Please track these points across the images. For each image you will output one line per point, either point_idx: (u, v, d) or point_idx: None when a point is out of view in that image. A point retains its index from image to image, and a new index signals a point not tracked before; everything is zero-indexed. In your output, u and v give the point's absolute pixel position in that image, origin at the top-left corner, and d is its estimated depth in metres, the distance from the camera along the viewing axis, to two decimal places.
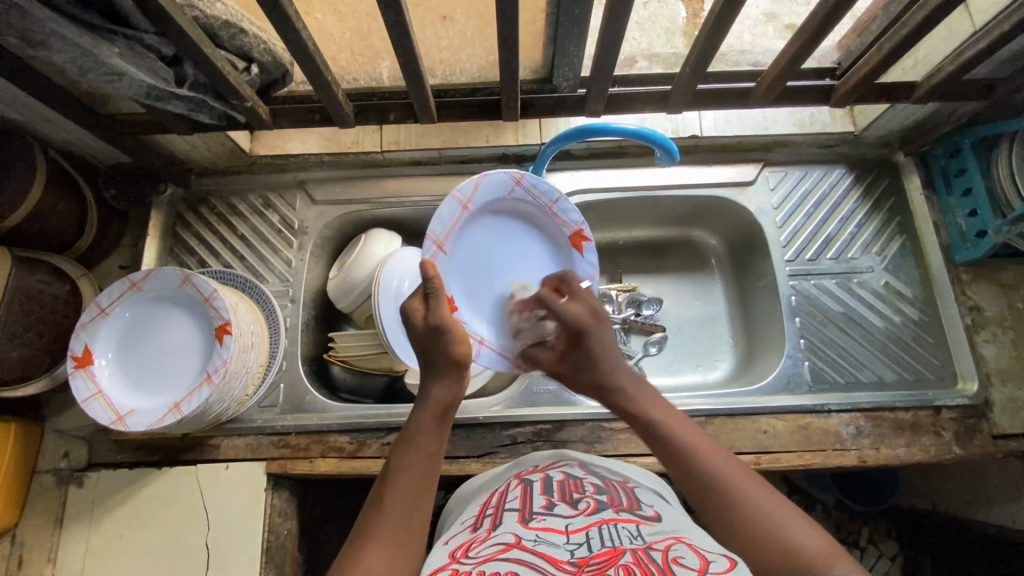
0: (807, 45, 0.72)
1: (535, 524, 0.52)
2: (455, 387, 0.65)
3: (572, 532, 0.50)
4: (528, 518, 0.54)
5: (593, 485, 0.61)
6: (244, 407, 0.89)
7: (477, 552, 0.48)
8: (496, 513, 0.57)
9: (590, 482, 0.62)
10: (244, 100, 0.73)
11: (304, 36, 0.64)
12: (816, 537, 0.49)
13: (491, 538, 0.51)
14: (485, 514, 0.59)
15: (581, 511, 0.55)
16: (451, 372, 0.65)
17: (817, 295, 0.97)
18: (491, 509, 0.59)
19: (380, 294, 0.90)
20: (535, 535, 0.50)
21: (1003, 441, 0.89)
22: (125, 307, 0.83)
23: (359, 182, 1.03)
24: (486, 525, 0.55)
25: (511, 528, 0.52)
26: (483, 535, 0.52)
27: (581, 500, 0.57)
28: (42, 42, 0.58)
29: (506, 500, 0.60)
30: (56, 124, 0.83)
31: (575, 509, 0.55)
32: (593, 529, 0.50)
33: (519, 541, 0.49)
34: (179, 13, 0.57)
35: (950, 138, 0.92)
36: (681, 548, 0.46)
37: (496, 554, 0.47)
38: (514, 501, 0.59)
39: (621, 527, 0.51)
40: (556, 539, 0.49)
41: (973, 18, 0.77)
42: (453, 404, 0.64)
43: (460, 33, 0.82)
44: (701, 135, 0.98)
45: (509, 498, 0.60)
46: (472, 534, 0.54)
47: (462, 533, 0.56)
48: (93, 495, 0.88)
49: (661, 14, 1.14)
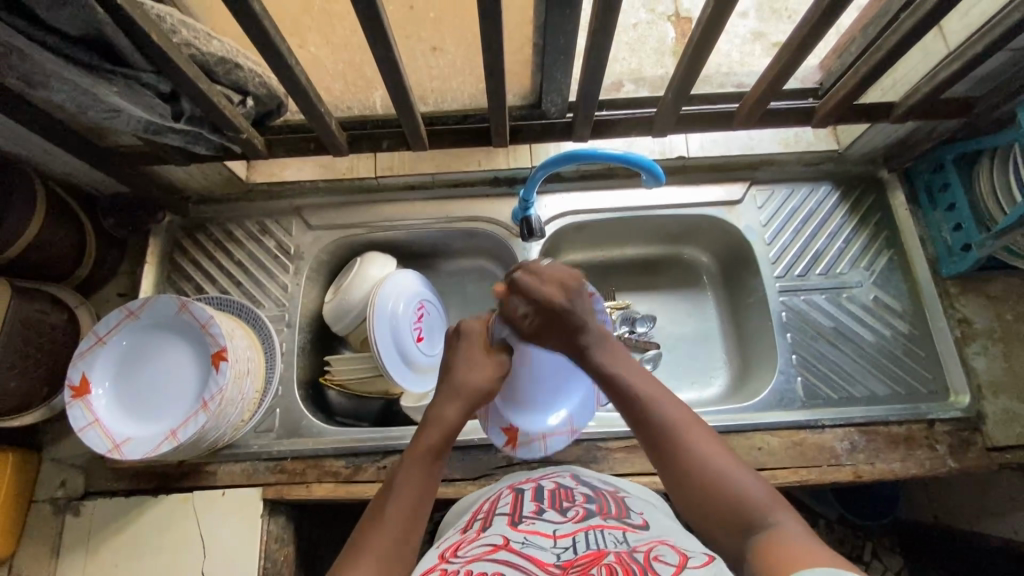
0: (786, 69, 0.74)
1: (524, 528, 0.53)
2: (461, 410, 0.67)
3: (559, 537, 0.51)
4: (518, 522, 0.55)
5: (583, 494, 0.62)
6: (240, 433, 0.89)
7: (466, 551, 0.50)
8: (487, 517, 0.58)
9: (580, 491, 0.63)
10: (240, 131, 0.74)
11: (298, 71, 0.67)
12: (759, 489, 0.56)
13: (480, 539, 0.52)
14: (476, 518, 0.60)
15: (569, 518, 0.56)
16: (460, 398, 0.68)
17: (807, 311, 0.98)
18: (482, 514, 0.60)
19: (376, 316, 0.91)
20: (522, 538, 0.51)
21: (998, 453, 0.89)
22: (122, 334, 0.84)
23: (354, 207, 1.04)
24: (476, 528, 0.56)
25: (501, 530, 0.53)
26: (473, 535, 0.54)
27: (570, 508, 0.58)
28: (42, 83, 0.60)
29: (497, 505, 0.61)
30: (56, 156, 0.85)
31: (564, 516, 0.56)
32: (580, 534, 0.51)
33: (507, 543, 0.50)
34: (175, 53, 0.59)
35: (932, 154, 0.95)
36: (663, 549, 0.48)
37: (484, 554, 0.48)
38: (505, 506, 0.60)
39: (607, 532, 0.52)
40: (543, 543, 0.50)
41: (947, 41, 0.80)
42: (458, 428, 0.66)
43: (451, 62, 0.85)
44: (688, 155, 1.01)
45: (501, 504, 0.61)
46: (462, 536, 0.55)
47: (453, 536, 0.57)
48: (90, 524, 0.88)
49: (649, 34, 1.17)
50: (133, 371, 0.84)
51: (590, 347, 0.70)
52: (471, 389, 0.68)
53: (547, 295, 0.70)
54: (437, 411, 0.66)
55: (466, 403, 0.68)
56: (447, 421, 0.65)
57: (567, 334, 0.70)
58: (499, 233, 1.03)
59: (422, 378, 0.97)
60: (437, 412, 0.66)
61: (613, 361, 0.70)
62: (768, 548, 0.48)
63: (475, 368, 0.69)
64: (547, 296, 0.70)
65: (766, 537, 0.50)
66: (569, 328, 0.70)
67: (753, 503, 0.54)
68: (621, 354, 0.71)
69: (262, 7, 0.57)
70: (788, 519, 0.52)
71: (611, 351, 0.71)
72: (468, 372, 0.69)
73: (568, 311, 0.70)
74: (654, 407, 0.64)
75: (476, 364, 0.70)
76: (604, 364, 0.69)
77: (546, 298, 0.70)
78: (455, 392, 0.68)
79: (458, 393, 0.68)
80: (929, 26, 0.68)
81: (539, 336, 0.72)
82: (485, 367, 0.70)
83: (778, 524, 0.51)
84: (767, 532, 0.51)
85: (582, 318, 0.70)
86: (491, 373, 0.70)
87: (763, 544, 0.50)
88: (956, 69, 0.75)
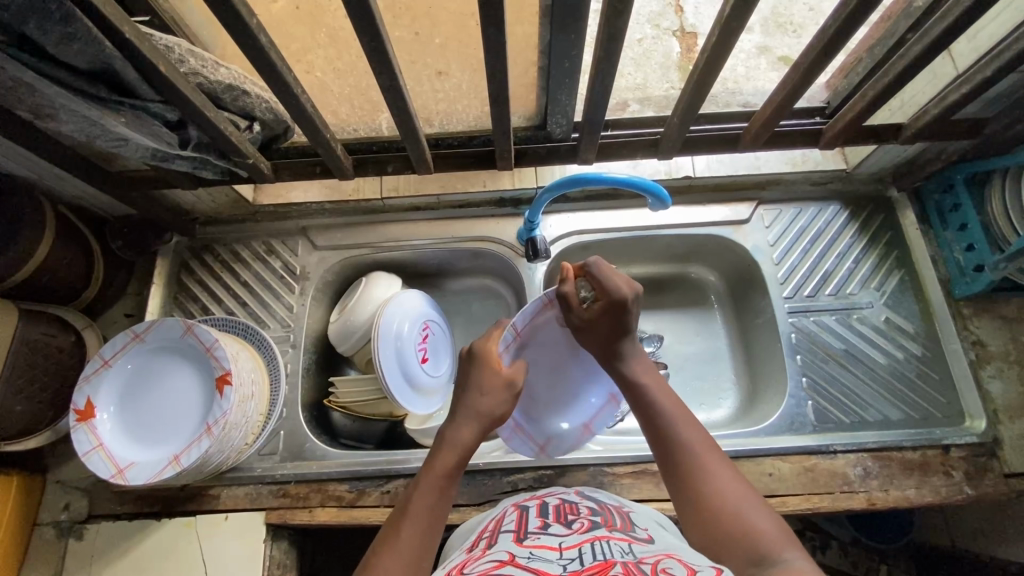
0: (793, 92, 0.74)
1: (529, 542, 0.52)
2: (476, 431, 0.65)
3: (565, 548, 0.50)
4: (523, 537, 0.54)
5: (589, 508, 0.61)
6: (243, 456, 0.89)
7: (473, 568, 0.48)
8: (492, 535, 0.57)
9: (585, 505, 0.62)
10: (246, 157, 0.75)
11: (303, 99, 0.67)
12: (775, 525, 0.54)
13: (485, 556, 0.51)
14: (482, 538, 0.58)
15: (575, 530, 0.55)
16: (471, 417, 0.66)
17: (817, 332, 0.97)
18: (487, 533, 0.59)
19: (380, 338, 0.90)
20: (528, 552, 0.49)
21: (1015, 480, 0.86)
22: (128, 359, 0.84)
23: (359, 228, 1.04)
24: (482, 546, 0.55)
25: (507, 546, 0.52)
26: (479, 553, 0.52)
27: (575, 521, 0.57)
28: (50, 114, 0.60)
29: (502, 523, 0.60)
30: (65, 180, 0.85)
31: (569, 529, 0.55)
32: (585, 546, 0.50)
33: (513, 558, 0.48)
34: (183, 82, 0.59)
35: (942, 174, 0.94)
36: (670, 561, 0.46)
37: (490, 569, 0.47)
38: (510, 523, 0.58)
39: (612, 544, 0.50)
40: (549, 556, 0.48)
41: (956, 62, 0.79)
42: (474, 448, 0.65)
43: (456, 86, 0.87)
44: (695, 175, 1.00)
45: (506, 521, 0.60)
46: (467, 555, 0.54)
47: (459, 555, 0.55)
48: (93, 548, 0.87)
49: (655, 49, 1.17)
50: (140, 392, 0.84)
51: (622, 344, 0.70)
52: (484, 415, 0.66)
53: (615, 286, 0.69)
54: (456, 430, 0.65)
55: (484, 425, 0.66)
56: (463, 441, 0.64)
57: (611, 335, 0.70)
58: (505, 252, 1.03)
59: (427, 400, 0.97)
60: (452, 431, 0.65)
61: (645, 374, 0.68)
62: None
63: (488, 394, 0.68)
64: (614, 290, 0.69)
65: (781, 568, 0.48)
66: (618, 327, 0.69)
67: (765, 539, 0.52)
68: (653, 369, 0.70)
69: (268, 39, 0.58)
70: (798, 557, 0.50)
71: (645, 364, 0.70)
72: (486, 399, 0.67)
73: (625, 312, 0.69)
74: (677, 426, 0.63)
75: (491, 392, 0.68)
76: (633, 372, 0.68)
77: (610, 289, 0.69)
78: (475, 415, 0.66)
79: (474, 417, 0.66)
80: (937, 51, 0.68)
81: (587, 328, 0.72)
82: (498, 394, 0.68)
83: (790, 561, 0.49)
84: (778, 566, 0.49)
85: (632, 322, 0.70)
86: (505, 400, 0.69)
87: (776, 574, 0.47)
88: (967, 91, 0.74)
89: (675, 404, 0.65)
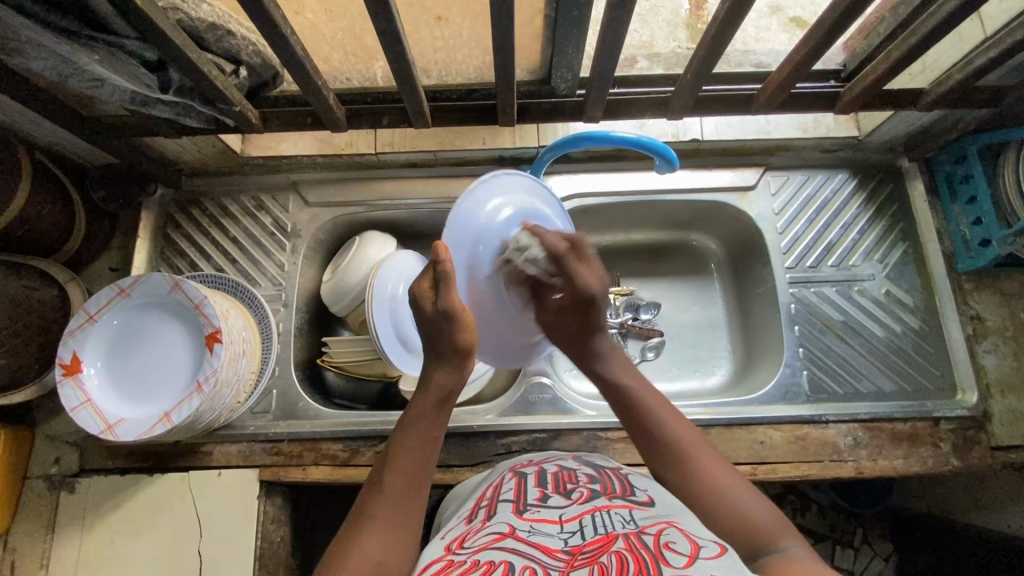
0: (813, 54, 0.70)
1: (529, 515, 0.52)
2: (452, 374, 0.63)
3: (565, 521, 0.50)
4: (522, 509, 0.53)
5: (587, 475, 0.61)
6: (235, 414, 0.88)
7: (472, 542, 0.48)
8: (491, 505, 0.56)
9: (583, 472, 0.62)
10: (233, 104, 0.70)
11: (292, 40, 0.62)
12: (764, 510, 0.55)
13: (486, 528, 0.50)
14: (481, 505, 0.58)
15: (574, 500, 0.54)
16: (453, 359, 0.63)
17: (817, 303, 0.96)
18: (486, 501, 0.59)
19: (374, 301, 0.87)
20: (529, 526, 0.49)
21: (1001, 452, 0.88)
22: (114, 313, 0.82)
23: (353, 184, 1.01)
24: (481, 517, 0.54)
25: (506, 518, 0.51)
26: (479, 524, 0.52)
27: (574, 490, 0.57)
28: (17, 50, 0.57)
29: (501, 492, 0.59)
30: (39, 124, 0.80)
31: (569, 499, 0.54)
32: (586, 517, 0.50)
33: (513, 532, 0.48)
34: (161, 17, 0.54)
35: (955, 144, 0.91)
36: (673, 534, 0.46)
37: (490, 543, 0.46)
38: (509, 491, 0.58)
39: (613, 514, 0.50)
40: (549, 530, 0.49)
41: (985, 25, 0.76)
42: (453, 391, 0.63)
43: (456, 34, 0.78)
44: (702, 138, 0.96)
45: (504, 489, 0.59)
46: (467, 526, 0.54)
47: (458, 526, 0.55)
48: (84, 502, 0.87)
49: (663, 5, 1.11)
50: (135, 338, 0.82)
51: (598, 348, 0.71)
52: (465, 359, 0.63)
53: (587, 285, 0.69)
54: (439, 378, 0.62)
55: (460, 367, 0.63)
56: (441, 387, 0.62)
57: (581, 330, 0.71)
58: None
59: None
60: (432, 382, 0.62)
61: (623, 373, 0.69)
62: (780, 565, 0.47)
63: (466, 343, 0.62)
64: (582, 284, 0.69)
65: (777, 556, 0.49)
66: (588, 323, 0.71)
67: (758, 524, 0.54)
68: (629, 365, 0.70)
69: None
70: (793, 545, 0.51)
71: (621, 361, 0.71)
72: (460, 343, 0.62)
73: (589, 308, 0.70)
74: (661, 417, 0.64)
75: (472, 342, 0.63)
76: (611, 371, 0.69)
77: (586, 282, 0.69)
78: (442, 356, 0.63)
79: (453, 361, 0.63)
80: (970, 11, 0.63)
81: (555, 320, 0.72)
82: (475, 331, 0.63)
83: (788, 550, 0.50)
84: (776, 554, 0.50)
85: (598, 320, 0.71)
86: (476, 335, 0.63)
87: (773, 563, 0.48)
88: (994, 56, 0.71)
89: (659, 404, 0.65)
